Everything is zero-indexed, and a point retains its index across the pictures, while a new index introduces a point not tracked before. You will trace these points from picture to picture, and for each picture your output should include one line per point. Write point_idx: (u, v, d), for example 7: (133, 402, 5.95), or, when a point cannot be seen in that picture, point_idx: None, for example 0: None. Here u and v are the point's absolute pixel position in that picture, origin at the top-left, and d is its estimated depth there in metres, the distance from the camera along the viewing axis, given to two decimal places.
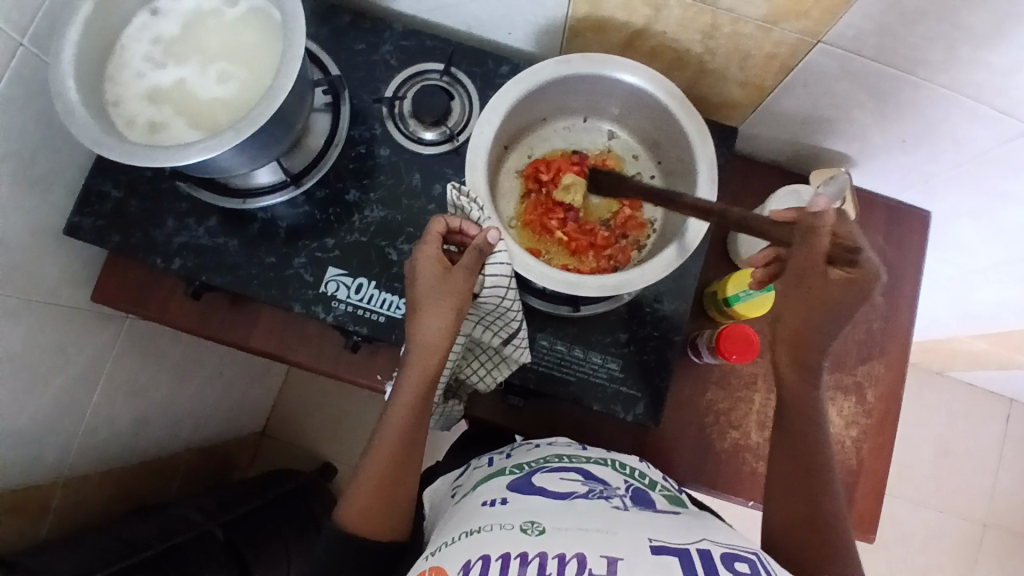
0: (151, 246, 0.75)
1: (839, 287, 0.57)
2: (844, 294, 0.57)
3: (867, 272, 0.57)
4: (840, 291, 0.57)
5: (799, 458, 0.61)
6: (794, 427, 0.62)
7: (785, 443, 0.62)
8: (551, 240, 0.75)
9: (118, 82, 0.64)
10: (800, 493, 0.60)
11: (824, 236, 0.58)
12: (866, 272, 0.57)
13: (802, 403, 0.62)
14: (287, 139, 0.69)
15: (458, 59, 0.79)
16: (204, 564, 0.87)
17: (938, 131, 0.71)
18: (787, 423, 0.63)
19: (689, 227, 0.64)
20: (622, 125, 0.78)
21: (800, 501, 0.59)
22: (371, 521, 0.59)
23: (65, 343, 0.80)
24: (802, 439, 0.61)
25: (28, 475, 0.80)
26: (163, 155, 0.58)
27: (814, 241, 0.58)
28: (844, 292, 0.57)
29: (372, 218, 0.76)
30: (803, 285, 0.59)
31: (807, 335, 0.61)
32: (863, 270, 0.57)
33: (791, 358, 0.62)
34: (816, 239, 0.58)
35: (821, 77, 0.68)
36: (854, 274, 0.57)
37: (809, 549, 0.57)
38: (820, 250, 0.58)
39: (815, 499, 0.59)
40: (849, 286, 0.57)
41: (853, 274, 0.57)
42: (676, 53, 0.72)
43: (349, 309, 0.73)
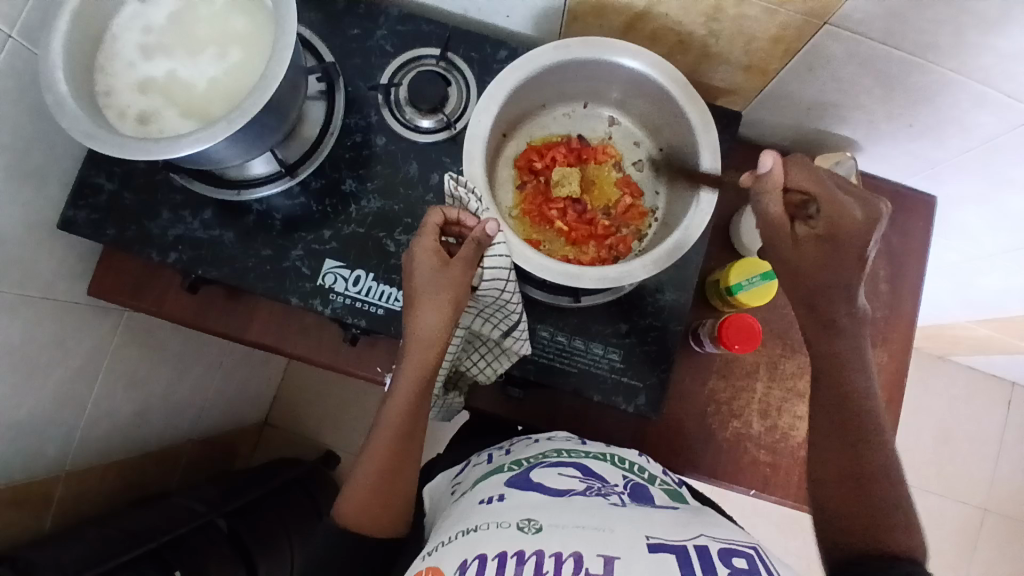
0: (146, 239, 0.74)
1: (812, 245, 0.58)
2: (823, 249, 0.57)
3: (833, 222, 0.56)
4: (814, 247, 0.58)
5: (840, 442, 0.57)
6: (827, 377, 0.60)
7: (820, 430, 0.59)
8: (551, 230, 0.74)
9: (109, 72, 0.63)
10: (846, 477, 0.55)
11: (775, 199, 0.58)
12: (835, 219, 0.56)
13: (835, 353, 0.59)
14: (282, 129, 0.68)
15: (455, 45, 0.78)
16: (208, 555, 0.88)
17: (944, 116, 0.70)
18: (825, 408, 0.59)
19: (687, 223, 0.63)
20: (623, 111, 0.77)
21: (845, 486, 0.55)
22: (368, 516, 0.59)
23: (63, 337, 0.79)
24: (841, 423, 0.58)
25: (28, 470, 0.80)
26: (154, 146, 0.57)
27: (763, 204, 0.58)
28: (823, 246, 0.57)
29: (370, 209, 0.75)
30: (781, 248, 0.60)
31: (817, 288, 0.59)
32: (829, 219, 0.57)
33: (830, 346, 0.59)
34: (767, 204, 0.58)
35: (827, 61, 0.66)
36: (824, 225, 0.57)
37: (845, 498, 0.55)
38: (772, 212, 0.58)
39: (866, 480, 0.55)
40: (821, 241, 0.57)
41: (821, 228, 0.57)
42: (679, 36, 0.70)
43: (347, 301, 0.73)
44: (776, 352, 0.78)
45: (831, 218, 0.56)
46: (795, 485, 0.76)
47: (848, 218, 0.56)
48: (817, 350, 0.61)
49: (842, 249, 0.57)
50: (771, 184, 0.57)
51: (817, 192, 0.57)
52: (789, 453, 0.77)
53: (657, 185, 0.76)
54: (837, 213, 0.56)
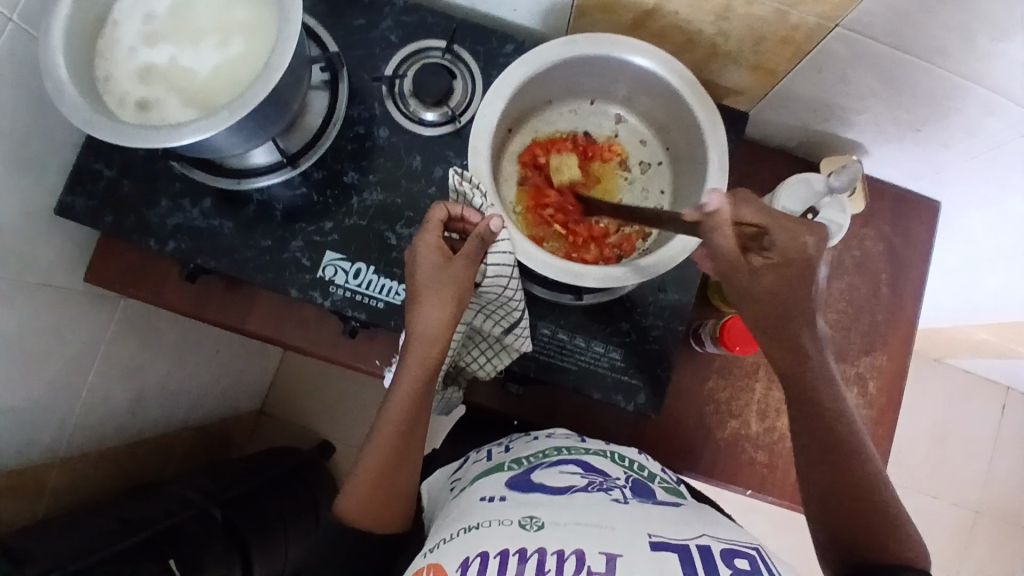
0: (145, 227, 0.73)
1: (768, 276, 0.58)
2: (780, 279, 0.58)
3: (786, 253, 0.57)
4: (773, 275, 0.58)
5: (830, 479, 0.56)
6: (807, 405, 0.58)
7: (807, 469, 0.58)
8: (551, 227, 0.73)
9: (109, 58, 0.62)
10: (850, 513, 0.55)
11: (728, 236, 0.56)
12: (788, 243, 0.57)
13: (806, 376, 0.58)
14: (284, 119, 0.67)
15: (461, 38, 0.77)
16: (203, 545, 0.88)
17: (950, 121, 0.70)
18: (803, 439, 0.58)
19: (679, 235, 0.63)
20: (630, 109, 0.76)
21: (849, 518, 0.55)
22: (369, 513, 0.58)
23: (60, 324, 0.79)
24: (826, 457, 0.56)
25: (22, 457, 0.79)
26: (155, 135, 0.56)
27: (719, 243, 0.57)
28: (780, 279, 0.58)
29: (372, 201, 0.74)
30: (738, 282, 0.59)
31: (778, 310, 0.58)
32: (784, 244, 0.57)
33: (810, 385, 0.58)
34: (723, 242, 0.57)
35: (835, 63, 0.65)
36: (778, 255, 0.57)
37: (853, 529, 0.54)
38: (731, 248, 0.57)
39: (866, 507, 0.54)
40: (781, 270, 0.57)
41: (776, 258, 0.57)
42: (687, 34, 0.69)
43: (347, 294, 0.72)
44: None
45: (783, 244, 0.57)
46: (792, 486, 0.77)
47: (800, 241, 0.57)
48: (791, 392, 0.59)
49: (801, 269, 0.57)
50: (721, 223, 0.56)
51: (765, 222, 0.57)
52: (786, 454, 0.77)
53: (661, 184, 0.76)
54: (788, 238, 0.57)
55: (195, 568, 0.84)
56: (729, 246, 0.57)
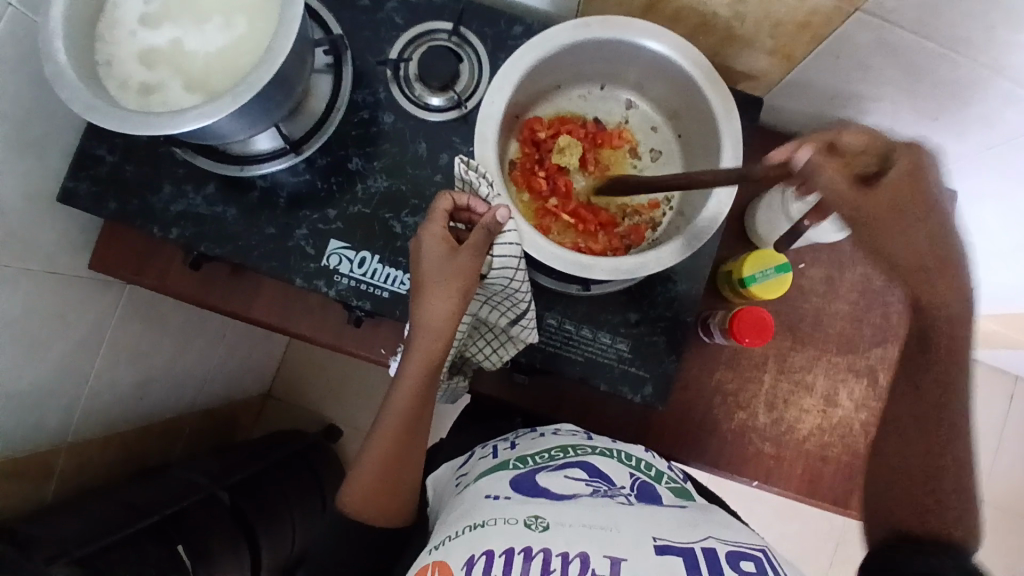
0: (148, 213, 0.72)
1: (910, 193, 0.51)
2: (920, 192, 0.51)
3: (912, 156, 0.52)
4: (915, 192, 0.51)
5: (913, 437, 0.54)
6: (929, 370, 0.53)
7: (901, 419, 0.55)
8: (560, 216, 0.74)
9: (110, 41, 0.60)
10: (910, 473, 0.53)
11: (831, 169, 0.53)
12: (912, 158, 0.51)
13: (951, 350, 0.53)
14: (288, 104, 0.66)
15: (468, 19, 0.75)
16: (212, 531, 0.89)
17: (971, 111, 0.67)
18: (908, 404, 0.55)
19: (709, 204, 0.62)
20: (641, 95, 0.74)
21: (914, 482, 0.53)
22: (374, 508, 0.59)
23: (66, 310, 0.78)
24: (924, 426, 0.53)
25: (29, 442, 0.80)
26: (157, 121, 0.55)
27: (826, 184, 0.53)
28: (918, 191, 0.51)
29: (376, 188, 0.73)
30: (883, 216, 0.51)
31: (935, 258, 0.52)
32: (909, 159, 0.51)
33: (941, 346, 0.53)
34: (826, 180, 0.53)
35: (855, 49, 0.63)
36: (907, 169, 0.51)
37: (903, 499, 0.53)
38: (839, 182, 0.53)
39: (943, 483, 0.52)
40: (915, 180, 0.51)
41: (906, 170, 0.51)
42: (702, 17, 0.66)
43: (352, 283, 0.71)
44: (786, 345, 0.77)
45: (901, 156, 0.52)
46: (798, 477, 0.76)
47: (920, 157, 0.52)
48: (918, 350, 0.55)
49: (928, 182, 0.51)
50: (817, 162, 0.54)
51: (878, 144, 0.54)
52: (793, 446, 0.77)
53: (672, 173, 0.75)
54: (910, 156, 0.52)
55: (206, 553, 0.85)
56: (838, 182, 0.53)
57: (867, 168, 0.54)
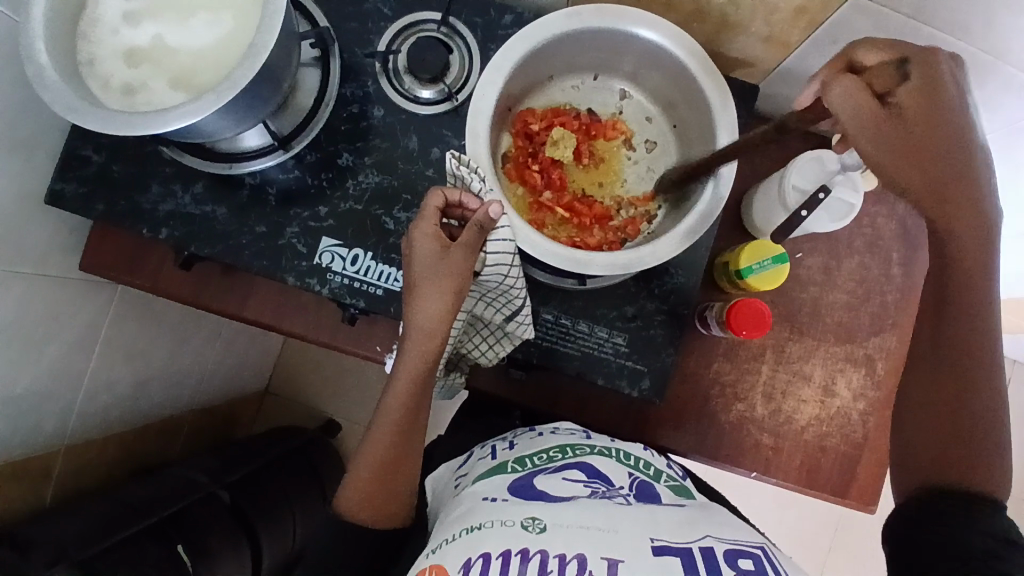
0: (137, 214, 0.71)
1: (929, 105, 0.45)
2: (937, 103, 0.45)
3: (928, 65, 0.46)
4: (932, 105, 0.45)
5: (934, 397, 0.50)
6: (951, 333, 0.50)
7: (913, 383, 0.52)
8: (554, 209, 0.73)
9: (91, 40, 0.59)
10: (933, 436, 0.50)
11: (846, 88, 0.46)
12: (929, 70, 0.45)
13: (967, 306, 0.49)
14: (275, 100, 0.64)
15: (457, 9, 0.73)
16: (210, 529, 0.88)
17: (969, 96, 0.66)
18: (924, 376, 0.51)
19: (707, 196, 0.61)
20: (635, 84, 0.73)
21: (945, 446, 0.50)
22: (372, 508, 0.60)
23: (58, 312, 0.78)
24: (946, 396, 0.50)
25: (25, 446, 0.79)
26: (140, 121, 0.54)
27: (841, 105, 0.46)
28: (938, 101, 0.45)
29: (368, 183, 0.72)
30: (898, 136, 0.45)
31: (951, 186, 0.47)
32: (926, 71, 0.46)
33: (961, 303, 0.49)
34: (840, 100, 0.46)
35: (852, 35, 0.62)
36: (921, 79, 0.45)
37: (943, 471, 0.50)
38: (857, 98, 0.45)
39: (975, 435, 0.49)
40: (934, 92, 0.45)
41: (919, 82, 0.45)
42: (696, 5, 0.65)
43: (346, 281, 0.71)
44: (783, 336, 0.77)
45: (918, 68, 0.46)
46: (796, 467, 0.76)
47: (937, 67, 0.46)
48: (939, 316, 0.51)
49: (948, 95, 0.45)
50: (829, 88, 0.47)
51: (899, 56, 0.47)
52: (791, 436, 0.77)
53: (667, 164, 0.73)
54: (926, 67, 0.46)
55: (205, 551, 0.85)
56: (854, 98, 0.46)
57: (887, 85, 0.47)
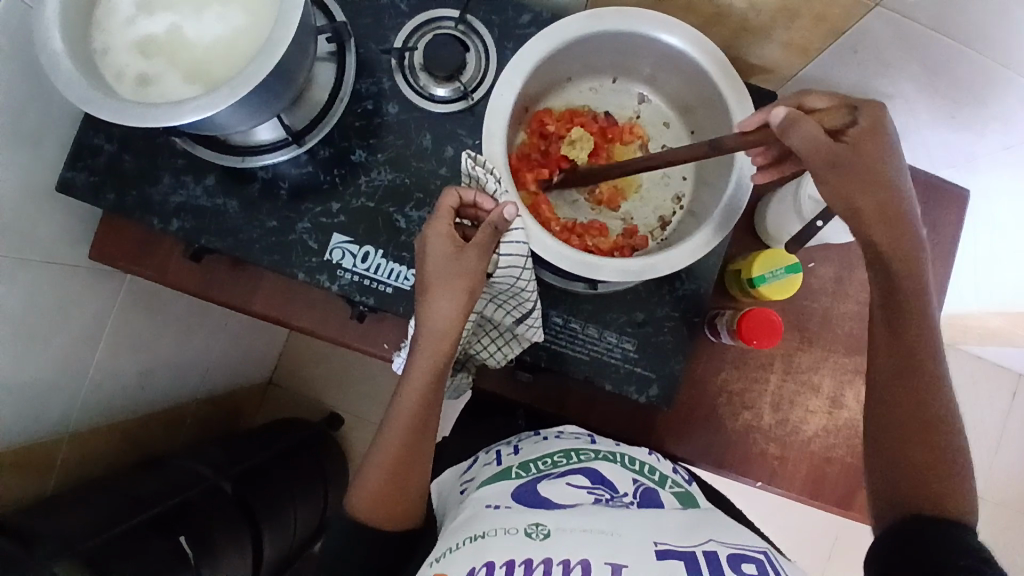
0: (148, 205, 0.71)
1: (866, 143, 0.54)
2: (875, 143, 0.54)
3: (871, 111, 0.55)
4: (872, 146, 0.55)
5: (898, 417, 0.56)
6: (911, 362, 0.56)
7: (882, 405, 0.57)
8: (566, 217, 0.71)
9: (106, 28, 0.59)
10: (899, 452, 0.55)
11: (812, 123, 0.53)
12: (873, 116, 0.55)
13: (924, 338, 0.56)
14: (289, 94, 0.64)
15: (475, 6, 0.72)
16: (212, 521, 0.89)
17: (988, 107, 0.66)
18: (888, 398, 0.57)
19: (729, 198, 0.61)
20: (653, 88, 0.72)
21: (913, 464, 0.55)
22: (382, 514, 0.59)
23: (66, 301, 0.78)
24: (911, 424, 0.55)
25: (30, 433, 0.80)
26: (155, 114, 0.54)
27: (806, 138, 0.53)
28: (876, 142, 0.55)
29: (380, 181, 0.71)
30: (844, 166, 0.54)
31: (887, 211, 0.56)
32: (869, 117, 0.55)
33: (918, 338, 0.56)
34: (808, 133, 0.53)
35: (873, 44, 0.61)
36: (865, 121, 0.55)
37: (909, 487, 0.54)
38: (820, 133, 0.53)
39: (930, 455, 0.54)
40: (876, 135, 0.55)
41: (863, 125, 0.54)
42: (716, 10, 0.64)
43: (355, 279, 0.70)
44: (793, 346, 0.77)
45: (864, 114, 0.55)
46: (801, 478, 0.76)
47: (879, 113, 0.55)
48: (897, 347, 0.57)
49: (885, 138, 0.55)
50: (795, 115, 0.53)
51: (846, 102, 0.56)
52: (798, 446, 0.76)
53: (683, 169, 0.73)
54: (871, 113, 0.55)
55: (207, 540, 0.86)
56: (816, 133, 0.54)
57: (838, 122, 0.56)
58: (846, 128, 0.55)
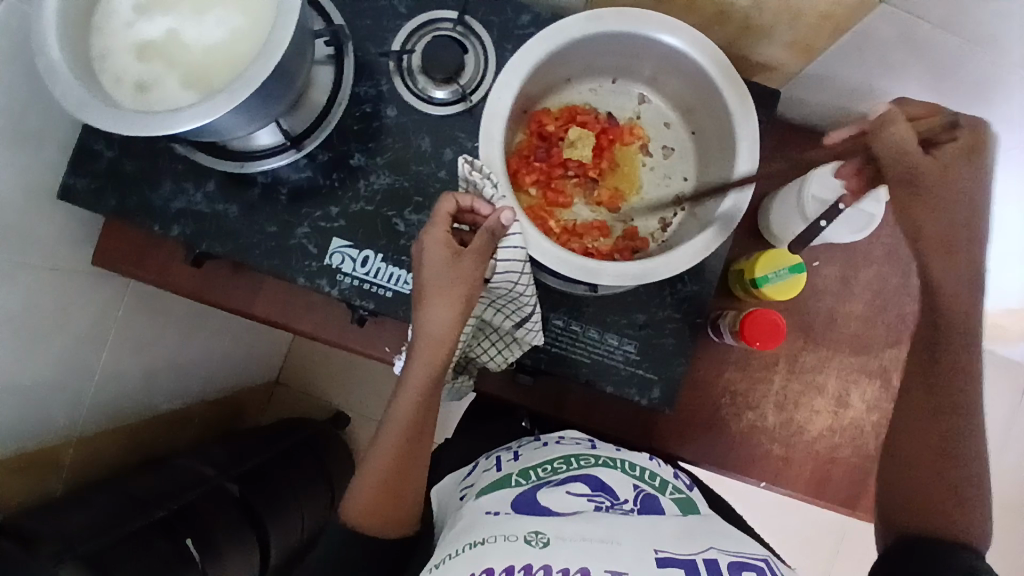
0: (148, 210, 0.71)
1: (957, 161, 0.53)
2: (965, 165, 0.53)
3: (974, 132, 0.53)
4: (965, 168, 0.53)
5: (917, 445, 0.57)
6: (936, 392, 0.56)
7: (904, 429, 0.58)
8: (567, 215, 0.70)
9: (104, 34, 0.58)
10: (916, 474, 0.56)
11: (910, 127, 0.52)
12: (975, 136, 0.52)
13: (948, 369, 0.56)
14: (288, 98, 0.64)
15: (474, 7, 0.72)
16: (217, 523, 0.89)
17: (996, 109, 0.65)
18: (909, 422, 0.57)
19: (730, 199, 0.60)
20: (654, 89, 0.71)
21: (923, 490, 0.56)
22: (377, 520, 0.59)
23: (70, 305, 0.78)
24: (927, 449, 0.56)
25: (36, 436, 0.80)
26: (152, 122, 0.54)
27: (900, 139, 0.52)
28: (966, 164, 0.53)
29: (379, 184, 0.71)
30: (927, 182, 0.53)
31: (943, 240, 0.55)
32: (971, 137, 0.52)
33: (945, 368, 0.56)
34: (903, 135, 0.51)
35: (878, 43, 0.60)
36: (964, 141, 0.52)
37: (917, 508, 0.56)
38: (916, 138, 0.52)
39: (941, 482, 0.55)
40: (973, 155, 0.53)
41: (961, 144, 0.52)
42: (718, 8, 0.63)
43: (355, 283, 0.70)
44: (797, 346, 0.76)
45: (966, 130, 0.53)
46: (805, 478, 0.75)
47: (983, 135, 0.53)
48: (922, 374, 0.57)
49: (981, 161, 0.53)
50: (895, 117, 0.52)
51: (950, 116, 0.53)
52: (802, 447, 0.76)
53: (684, 170, 0.72)
54: (973, 133, 0.52)
55: (211, 541, 0.87)
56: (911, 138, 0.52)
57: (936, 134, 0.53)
58: (943, 142, 0.53)
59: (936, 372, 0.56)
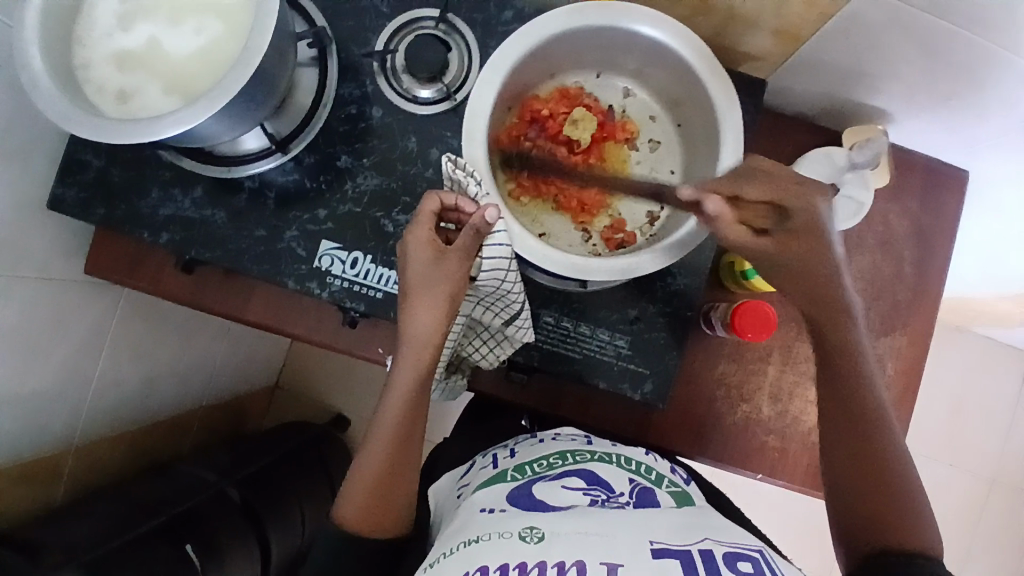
0: (137, 218, 0.71)
1: (795, 245, 0.57)
2: (805, 247, 0.57)
3: (807, 218, 0.56)
4: (804, 249, 0.57)
5: (852, 447, 0.59)
6: (845, 401, 0.60)
7: (830, 445, 0.60)
8: (543, 208, 0.70)
9: (85, 43, 0.58)
10: (864, 482, 0.57)
11: (735, 225, 0.56)
12: (811, 220, 0.56)
13: (852, 376, 0.60)
14: (272, 101, 0.64)
15: (456, 5, 0.71)
16: (218, 526, 0.90)
17: (986, 91, 0.65)
18: (833, 440, 0.60)
19: None
20: (638, 82, 0.71)
21: (869, 491, 0.57)
22: (368, 523, 0.59)
23: (63, 315, 0.78)
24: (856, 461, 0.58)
25: (34, 445, 0.81)
26: (134, 129, 0.54)
27: (726, 234, 0.57)
28: (804, 245, 0.57)
29: (367, 186, 0.71)
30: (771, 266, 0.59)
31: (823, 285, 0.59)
32: (805, 220, 0.56)
33: (847, 382, 0.60)
34: (731, 233, 0.57)
35: (865, 27, 0.59)
36: (799, 226, 0.57)
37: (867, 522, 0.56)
38: (744, 235, 0.57)
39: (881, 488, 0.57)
40: (812, 235, 0.57)
41: (794, 229, 0.57)
42: None
43: (345, 285, 0.70)
44: (791, 337, 0.75)
45: (795, 214, 0.56)
46: (803, 470, 0.75)
47: (817, 217, 0.56)
48: (831, 393, 0.61)
49: (819, 238, 0.57)
50: (721, 218, 0.56)
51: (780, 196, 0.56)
52: (799, 439, 0.75)
53: (671, 164, 0.72)
54: (808, 217, 0.56)
55: (212, 545, 0.87)
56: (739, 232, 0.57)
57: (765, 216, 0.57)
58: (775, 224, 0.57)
59: (833, 371, 0.61)
